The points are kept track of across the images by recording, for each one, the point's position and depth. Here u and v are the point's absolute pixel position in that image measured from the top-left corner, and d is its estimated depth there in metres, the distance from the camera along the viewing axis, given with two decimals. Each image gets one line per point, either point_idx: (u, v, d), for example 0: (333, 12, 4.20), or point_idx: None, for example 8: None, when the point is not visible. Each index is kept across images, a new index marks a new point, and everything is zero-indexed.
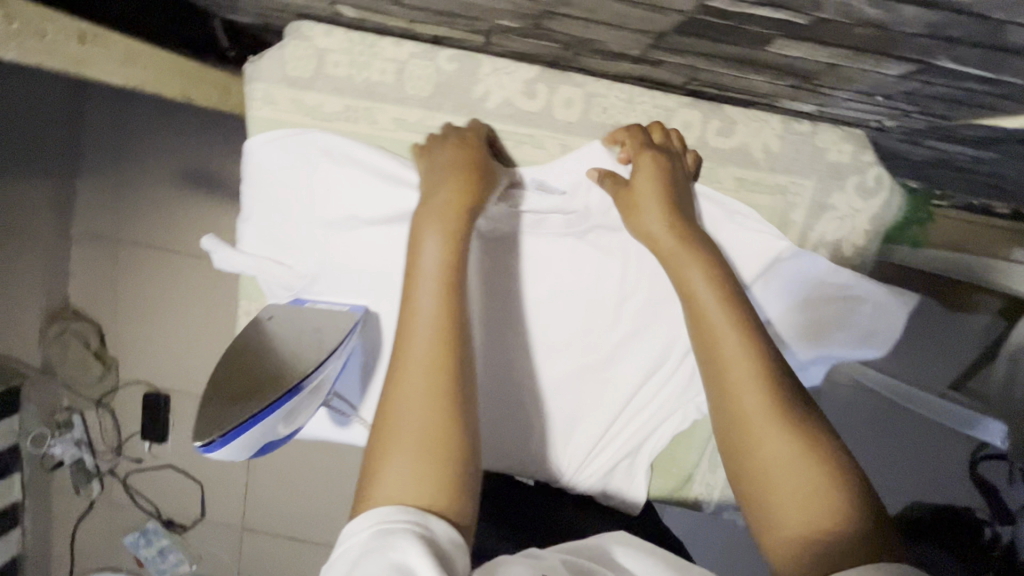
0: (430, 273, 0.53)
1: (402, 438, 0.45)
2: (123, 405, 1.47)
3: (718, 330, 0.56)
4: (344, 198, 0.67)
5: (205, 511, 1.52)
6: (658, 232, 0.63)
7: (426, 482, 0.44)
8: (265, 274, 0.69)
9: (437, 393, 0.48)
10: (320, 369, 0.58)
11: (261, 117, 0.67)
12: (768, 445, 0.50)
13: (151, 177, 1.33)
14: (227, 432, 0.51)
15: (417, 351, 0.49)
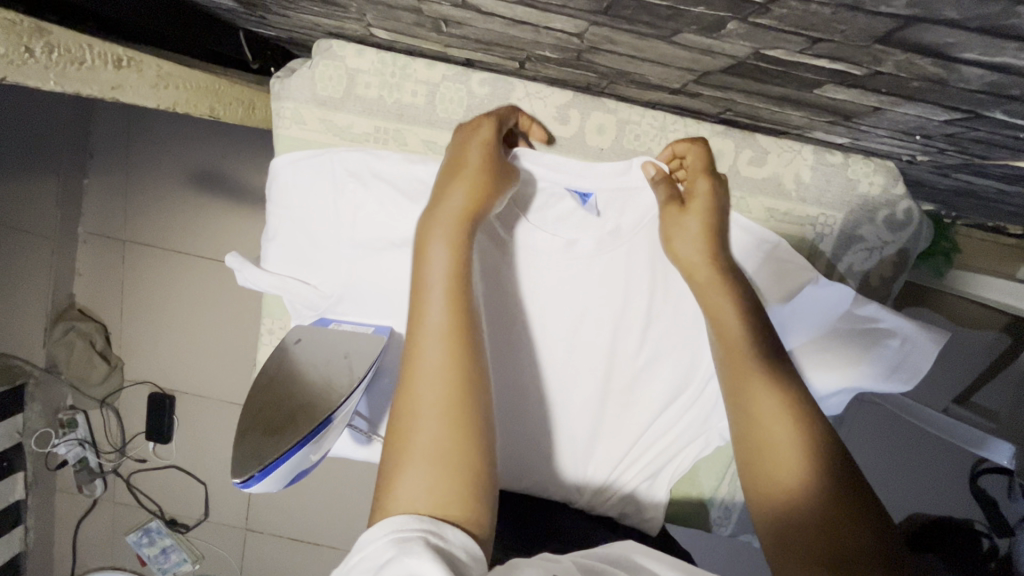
0: (442, 278, 0.48)
1: (416, 450, 0.42)
2: (128, 405, 1.46)
3: (745, 362, 0.58)
4: (373, 221, 0.67)
5: (209, 511, 1.52)
6: (697, 259, 0.63)
7: (441, 492, 0.41)
8: (288, 293, 0.70)
9: (455, 406, 0.44)
10: (350, 399, 0.59)
11: (289, 135, 0.68)
12: (785, 463, 0.51)
13: (160, 177, 1.32)
14: (263, 467, 0.51)
15: (429, 363, 0.45)
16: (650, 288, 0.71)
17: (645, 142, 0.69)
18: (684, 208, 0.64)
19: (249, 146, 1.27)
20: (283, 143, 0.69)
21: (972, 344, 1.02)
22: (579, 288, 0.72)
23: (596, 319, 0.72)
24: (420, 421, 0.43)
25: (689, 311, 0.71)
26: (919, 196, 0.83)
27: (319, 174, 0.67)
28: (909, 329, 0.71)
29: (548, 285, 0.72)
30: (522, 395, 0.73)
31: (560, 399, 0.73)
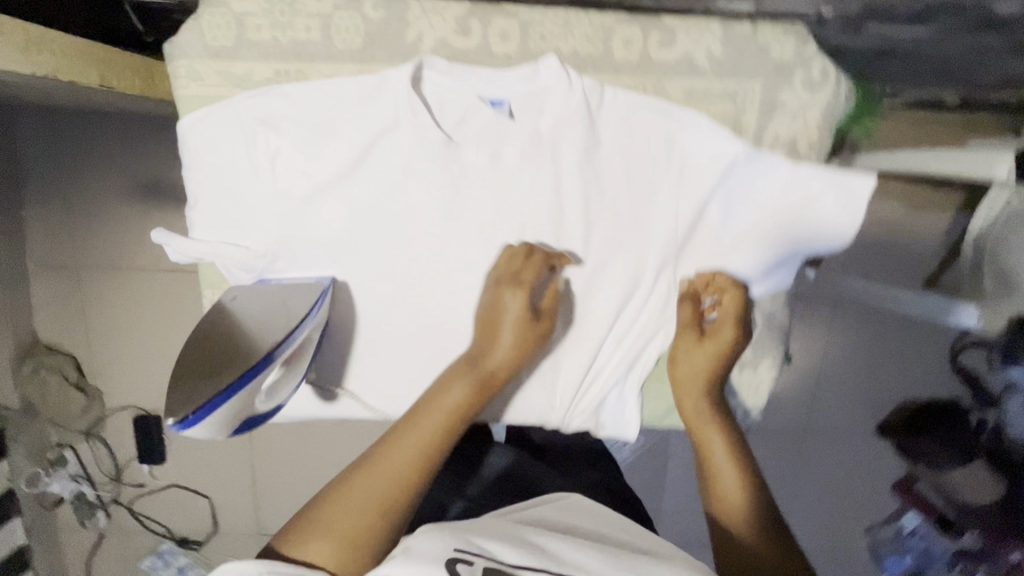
0: (445, 412, 0.67)
1: (336, 527, 0.58)
2: (114, 433, 1.44)
3: (708, 444, 0.74)
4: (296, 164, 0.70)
5: (218, 523, 1.52)
6: (690, 381, 0.77)
7: (337, 555, 0.56)
8: (223, 258, 0.71)
9: (384, 504, 0.60)
10: (291, 339, 0.63)
11: (186, 95, 0.70)
12: (722, 479, 0.71)
13: (100, 195, 1.28)
14: (199, 407, 0.54)
15: (368, 484, 0.61)
16: (565, 178, 0.72)
17: (546, 47, 0.71)
18: (697, 336, 0.76)
19: None
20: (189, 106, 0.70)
21: (922, 225, 1.02)
22: (496, 192, 0.72)
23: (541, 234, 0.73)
24: (357, 496, 0.60)
25: (597, 195, 0.73)
26: (847, 67, 0.84)
27: (227, 129, 0.69)
28: (781, 181, 0.72)
29: (473, 195, 0.72)
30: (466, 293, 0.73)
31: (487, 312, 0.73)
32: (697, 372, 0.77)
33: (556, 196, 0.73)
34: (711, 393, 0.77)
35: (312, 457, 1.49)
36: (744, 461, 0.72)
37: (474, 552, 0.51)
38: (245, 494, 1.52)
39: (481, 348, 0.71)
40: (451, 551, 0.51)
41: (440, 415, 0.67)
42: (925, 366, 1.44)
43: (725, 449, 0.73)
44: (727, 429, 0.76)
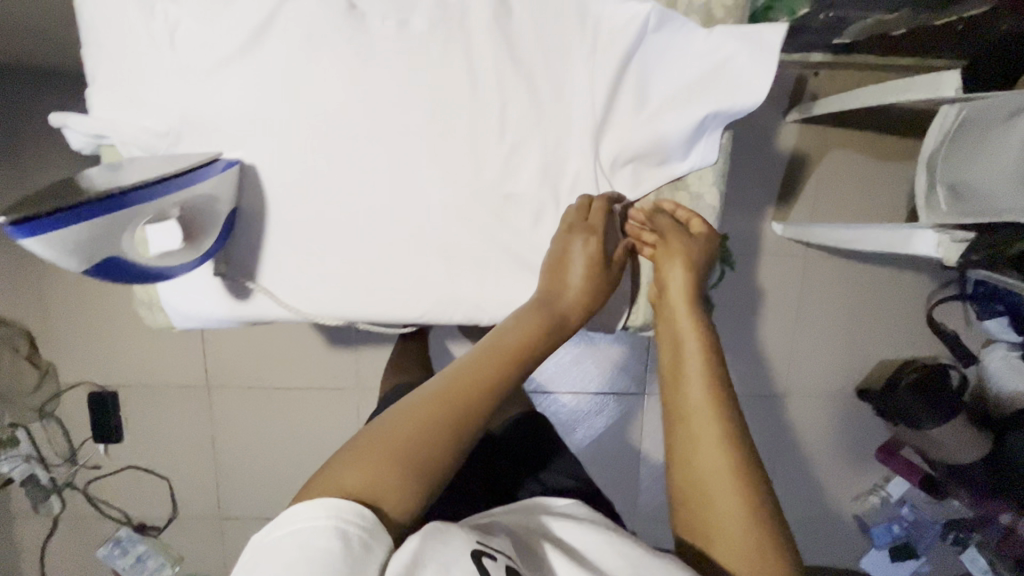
0: (504, 347, 0.53)
1: (377, 446, 0.45)
2: (70, 411, 1.40)
3: (699, 437, 0.51)
4: (195, 40, 0.54)
5: (178, 507, 1.47)
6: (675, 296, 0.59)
7: (374, 474, 0.44)
8: (121, 135, 0.55)
9: (430, 425, 0.47)
10: (162, 188, 0.47)
11: None
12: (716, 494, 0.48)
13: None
14: (41, 218, 0.40)
15: (412, 407, 0.48)
16: (527, 64, 0.56)
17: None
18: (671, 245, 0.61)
19: None
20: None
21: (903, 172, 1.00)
22: (431, 96, 0.56)
23: (489, 134, 0.57)
24: (400, 419, 0.47)
25: (552, 90, 0.57)
26: None
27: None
28: (757, 74, 0.55)
29: (402, 91, 0.56)
30: (411, 216, 0.59)
31: (428, 232, 0.60)
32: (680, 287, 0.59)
33: (501, 91, 0.56)
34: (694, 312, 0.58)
35: (275, 437, 1.44)
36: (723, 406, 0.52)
37: (494, 546, 0.44)
38: (207, 476, 1.46)
39: (553, 279, 0.58)
40: (474, 543, 0.43)
41: (496, 350, 0.53)
42: (904, 325, 1.40)
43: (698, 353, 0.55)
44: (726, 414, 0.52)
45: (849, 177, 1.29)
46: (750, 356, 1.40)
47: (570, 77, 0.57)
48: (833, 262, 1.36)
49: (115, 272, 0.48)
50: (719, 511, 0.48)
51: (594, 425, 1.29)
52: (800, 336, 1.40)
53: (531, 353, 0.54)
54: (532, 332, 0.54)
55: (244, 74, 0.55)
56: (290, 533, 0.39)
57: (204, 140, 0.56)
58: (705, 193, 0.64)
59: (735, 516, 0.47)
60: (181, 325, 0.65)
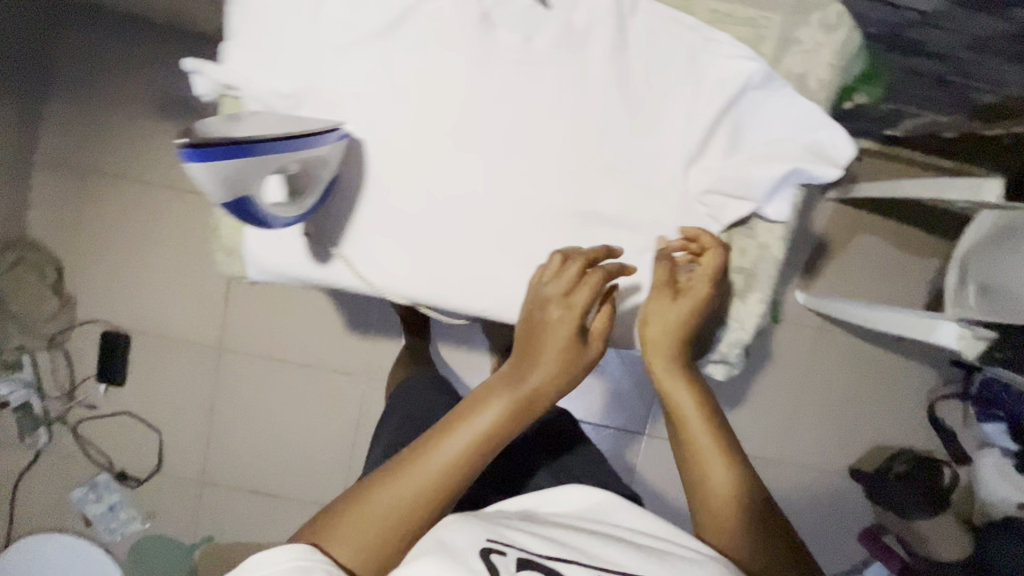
0: (491, 404, 0.54)
1: (364, 512, 0.50)
2: (78, 346, 1.40)
3: (704, 465, 0.59)
4: (338, 20, 0.58)
5: (163, 463, 1.45)
6: (663, 349, 0.63)
7: (358, 540, 0.49)
8: (249, 91, 0.59)
9: (423, 488, 0.51)
10: (296, 142, 0.51)
11: None
12: (722, 516, 0.57)
13: (134, 102, 1.33)
14: (206, 150, 0.44)
15: (405, 467, 0.52)
16: (633, 97, 0.60)
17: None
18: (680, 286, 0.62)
19: None
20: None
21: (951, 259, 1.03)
22: (538, 109, 0.60)
23: (584, 154, 0.61)
24: (392, 481, 0.51)
25: (653, 124, 0.60)
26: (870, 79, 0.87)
27: None
28: (839, 143, 0.60)
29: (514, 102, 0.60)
30: (495, 216, 0.62)
31: (507, 233, 0.62)
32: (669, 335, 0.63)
33: (604, 117, 0.60)
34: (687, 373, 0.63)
35: (275, 408, 1.44)
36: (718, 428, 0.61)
37: (505, 541, 0.48)
38: (199, 437, 1.45)
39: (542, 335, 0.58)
40: (484, 541, 0.47)
41: (481, 406, 0.54)
42: (906, 413, 1.42)
43: (694, 399, 0.62)
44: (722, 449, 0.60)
45: (876, 261, 1.34)
46: (753, 415, 1.42)
47: (672, 117, 0.60)
48: (845, 339, 1.40)
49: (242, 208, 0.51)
50: (728, 526, 0.56)
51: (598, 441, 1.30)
52: (805, 405, 1.42)
53: (518, 406, 0.54)
54: (514, 390, 0.54)
55: (374, 57, 0.59)
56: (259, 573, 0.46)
57: (321, 108, 0.60)
58: (772, 244, 0.64)
59: (738, 534, 0.56)
60: (254, 276, 0.66)
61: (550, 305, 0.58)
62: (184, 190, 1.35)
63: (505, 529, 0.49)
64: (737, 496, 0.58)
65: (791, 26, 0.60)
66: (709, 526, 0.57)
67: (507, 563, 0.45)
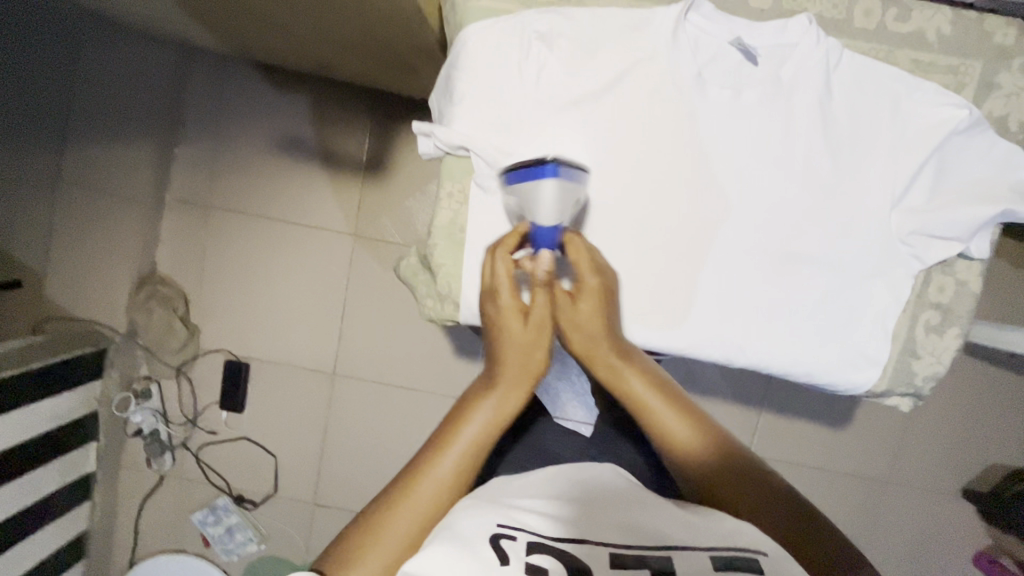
0: (481, 415, 0.55)
1: (375, 544, 0.47)
2: (201, 375, 1.47)
3: (699, 452, 0.56)
4: (559, 83, 0.63)
5: (278, 485, 1.51)
6: (596, 348, 0.60)
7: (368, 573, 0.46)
8: (473, 150, 0.63)
9: (430, 510, 0.50)
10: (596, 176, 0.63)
11: (476, 6, 0.63)
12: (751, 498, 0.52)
13: (261, 145, 1.42)
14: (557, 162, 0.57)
15: (414, 493, 0.50)
16: (836, 143, 0.63)
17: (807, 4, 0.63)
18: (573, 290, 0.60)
19: (342, 112, 1.40)
20: (472, 11, 0.63)
21: None
22: (744, 158, 0.63)
23: (787, 199, 0.64)
24: (402, 508, 0.49)
25: (854, 168, 0.63)
26: None
27: (507, 39, 0.62)
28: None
29: (720, 150, 0.63)
30: (697, 259, 0.65)
31: (709, 273, 0.65)
32: (594, 334, 0.60)
33: (807, 163, 0.63)
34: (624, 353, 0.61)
35: (385, 431, 1.48)
36: (688, 410, 0.59)
37: (514, 527, 0.46)
38: (312, 460, 1.50)
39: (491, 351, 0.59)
40: (493, 527, 0.46)
41: (472, 415, 0.55)
42: None
43: (648, 386, 0.59)
44: (702, 428, 0.58)
45: None
46: (864, 436, 1.40)
47: (873, 162, 0.63)
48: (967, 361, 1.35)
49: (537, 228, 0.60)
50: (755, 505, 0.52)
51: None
52: (917, 426, 1.40)
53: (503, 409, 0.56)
54: (483, 396, 0.57)
55: (590, 115, 0.63)
56: None
57: (541, 164, 0.64)
58: (970, 279, 0.65)
59: (765, 509, 0.51)
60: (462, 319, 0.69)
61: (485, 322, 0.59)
62: (305, 225, 1.43)
63: (519, 513, 0.48)
64: (745, 472, 0.54)
65: (992, 72, 0.62)
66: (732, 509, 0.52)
67: (518, 547, 0.44)
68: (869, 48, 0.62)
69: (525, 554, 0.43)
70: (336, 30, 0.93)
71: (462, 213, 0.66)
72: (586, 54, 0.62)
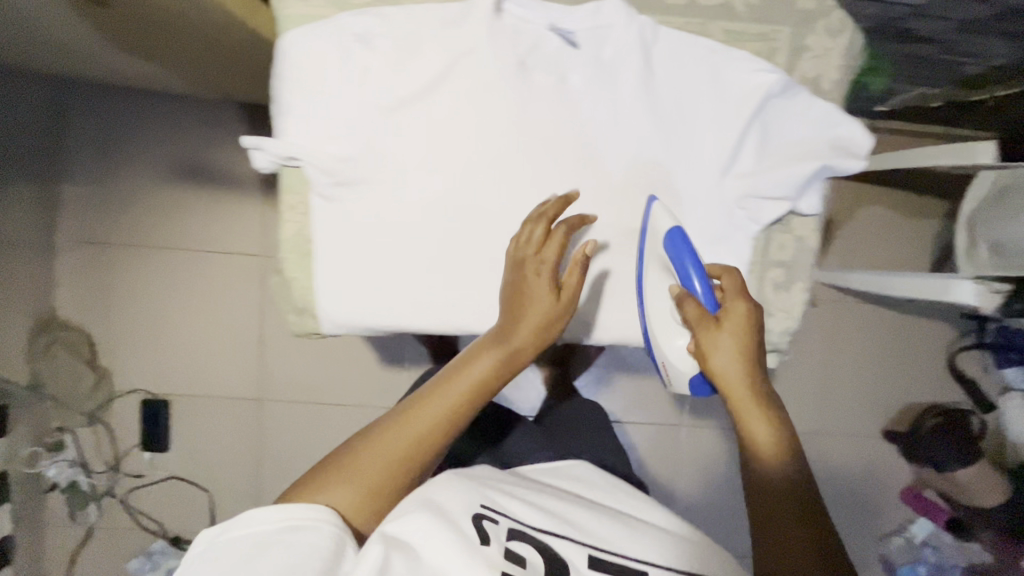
0: (482, 368, 0.54)
1: (366, 466, 0.50)
2: (118, 418, 1.41)
3: (769, 480, 0.54)
4: (385, 84, 0.62)
5: (215, 521, 1.45)
6: (734, 378, 0.57)
7: (357, 490, 0.49)
8: (305, 160, 0.62)
9: (416, 447, 0.51)
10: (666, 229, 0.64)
11: (292, 13, 0.62)
12: (791, 537, 0.52)
13: (154, 174, 1.38)
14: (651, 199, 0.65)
15: (410, 425, 0.52)
16: (665, 118, 0.64)
17: None
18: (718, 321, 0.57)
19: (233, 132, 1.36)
20: (286, 19, 0.62)
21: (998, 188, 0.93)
22: (579, 142, 0.64)
23: (625, 178, 0.65)
24: (397, 437, 0.51)
25: (685, 140, 0.64)
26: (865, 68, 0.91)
27: (325, 44, 0.61)
28: (858, 136, 0.64)
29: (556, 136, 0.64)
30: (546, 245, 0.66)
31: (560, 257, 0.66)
32: (733, 366, 0.57)
33: (640, 139, 0.64)
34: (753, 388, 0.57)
35: (320, 451, 1.44)
36: (787, 448, 0.56)
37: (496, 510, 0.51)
38: (248, 489, 1.45)
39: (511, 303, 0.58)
40: (478, 507, 0.50)
41: (478, 368, 0.54)
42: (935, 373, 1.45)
43: (771, 429, 0.56)
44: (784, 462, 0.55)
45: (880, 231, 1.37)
46: (785, 393, 1.46)
47: (702, 133, 0.64)
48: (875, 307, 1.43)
49: (691, 275, 0.58)
50: (804, 552, 0.51)
51: (611, 411, 1.19)
52: (835, 377, 1.46)
53: (509, 368, 0.56)
54: (495, 357, 0.55)
55: (421, 114, 0.63)
56: (245, 531, 0.45)
57: (380, 168, 0.63)
58: (807, 235, 0.68)
59: (806, 559, 0.51)
60: (325, 331, 0.68)
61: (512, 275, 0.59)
62: (207, 252, 1.38)
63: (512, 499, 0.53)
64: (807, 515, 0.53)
65: (800, 35, 0.64)
66: (773, 546, 0.52)
67: (498, 530, 0.49)
68: (683, 23, 0.64)
69: (503, 537, 0.48)
70: (186, 51, 0.90)
71: (307, 225, 0.65)
72: (408, 53, 0.61)
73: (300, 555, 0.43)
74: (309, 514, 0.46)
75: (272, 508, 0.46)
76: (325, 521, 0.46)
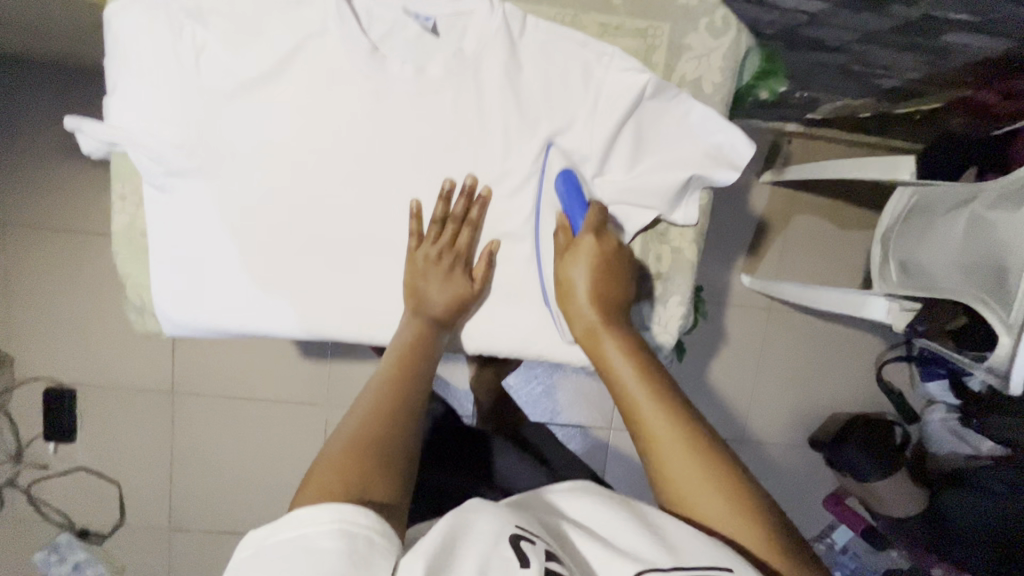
0: (398, 344, 0.57)
1: (348, 450, 0.45)
2: (19, 406, 1.21)
3: (641, 408, 0.50)
4: (223, 66, 0.56)
5: (125, 515, 1.27)
6: (596, 318, 0.57)
7: (349, 473, 0.43)
8: (134, 145, 0.56)
9: (376, 411, 0.49)
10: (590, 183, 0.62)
11: None
12: (669, 460, 0.47)
13: (19, 141, 1.13)
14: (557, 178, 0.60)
15: (358, 406, 0.50)
16: (532, 116, 0.60)
17: None
18: (572, 249, 0.59)
19: None
20: None
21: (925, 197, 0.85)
22: (439, 137, 0.60)
23: (487, 178, 0.61)
24: (351, 419, 0.49)
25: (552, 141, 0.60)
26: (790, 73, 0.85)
27: (152, 17, 0.55)
28: (737, 144, 0.61)
29: (415, 131, 0.59)
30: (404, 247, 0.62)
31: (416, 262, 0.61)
32: (586, 297, 0.58)
33: (505, 138, 0.60)
34: (606, 311, 0.58)
35: (226, 455, 1.27)
36: (650, 371, 0.52)
37: (534, 530, 0.40)
38: (161, 485, 1.27)
39: (425, 288, 0.60)
40: (512, 528, 0.39)
41: (395, 347, 0.57)
42: None
43: (628, 360, 0.53)
44: (650, 382, 0.51)
45: (819, 240, 1.25)
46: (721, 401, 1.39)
47: (570, 135, 0.61)
48: (830, 326, 1.29)
49: (566, 204, 0.59)
50: (682, 474, 0.47)
51: (541, 413, 1.15)
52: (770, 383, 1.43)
53: (427, 338, 0.58)
54: (410, 336, 0.58)
55: (265, 99, 0.58)
56: (290, 541, 0.37)
57: (218, 156, 0.58)
58: (684, 247, 0.65)
59: (689, 479, 0.46)
60: (169, 331, 0.64)
61: (419, 262, 0.61)
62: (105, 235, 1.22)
63: (537, 522, 0.42)
64: (682, 430, 0.48)
65: (680, 33, 0.61)
66: (662, 477, 0.47)
67: (538, 552, 0.38)
68: (553, 15, 0.60)
69: (545, 557, 0.38)
70: (45, 20, 0.81)
71: (140, 217, 0.61)
72: (247, 31, 0.56)
73: (357, 572, 0.35)
74: (360, 520, 0.38)
75: (316, 508, 0.38)
76: (374, 531, 0.38)
